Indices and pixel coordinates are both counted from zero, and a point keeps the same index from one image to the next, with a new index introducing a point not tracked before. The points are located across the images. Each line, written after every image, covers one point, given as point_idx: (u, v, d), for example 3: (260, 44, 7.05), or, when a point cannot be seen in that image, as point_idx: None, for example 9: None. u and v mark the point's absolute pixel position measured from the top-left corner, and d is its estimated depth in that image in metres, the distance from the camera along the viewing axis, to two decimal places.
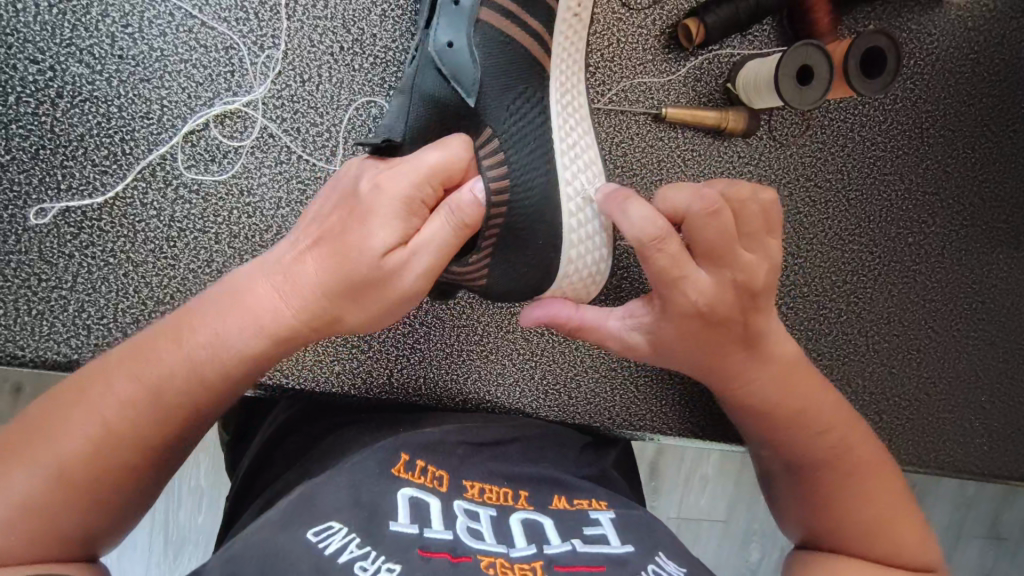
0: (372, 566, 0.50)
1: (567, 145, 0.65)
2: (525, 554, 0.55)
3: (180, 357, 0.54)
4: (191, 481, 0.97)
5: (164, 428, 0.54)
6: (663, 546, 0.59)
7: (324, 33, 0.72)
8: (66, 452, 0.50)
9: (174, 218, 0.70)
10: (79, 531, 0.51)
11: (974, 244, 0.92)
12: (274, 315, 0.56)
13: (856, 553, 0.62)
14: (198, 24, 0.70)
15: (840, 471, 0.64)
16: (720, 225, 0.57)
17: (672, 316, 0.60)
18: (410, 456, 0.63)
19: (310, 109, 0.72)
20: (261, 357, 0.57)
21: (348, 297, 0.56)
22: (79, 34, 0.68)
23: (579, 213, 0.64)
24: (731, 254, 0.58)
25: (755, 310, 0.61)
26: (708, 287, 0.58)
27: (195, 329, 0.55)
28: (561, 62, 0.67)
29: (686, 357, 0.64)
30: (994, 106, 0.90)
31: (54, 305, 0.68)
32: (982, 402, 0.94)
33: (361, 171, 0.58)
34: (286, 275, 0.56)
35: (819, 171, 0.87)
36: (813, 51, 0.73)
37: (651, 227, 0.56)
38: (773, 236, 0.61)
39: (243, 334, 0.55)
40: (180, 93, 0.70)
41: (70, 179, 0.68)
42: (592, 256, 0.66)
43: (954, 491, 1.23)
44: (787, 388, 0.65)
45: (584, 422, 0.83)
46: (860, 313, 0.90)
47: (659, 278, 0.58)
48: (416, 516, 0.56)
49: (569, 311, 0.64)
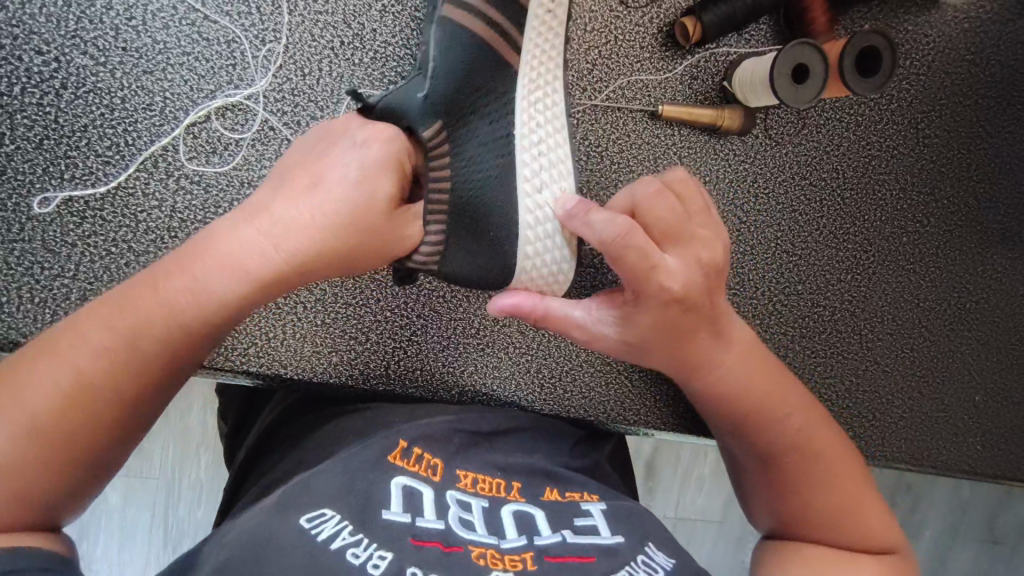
0: (364, 554, 0.51)
1: (530, 142, 0.63)
2: (515, 545, 0.56)
3: (158, 305, 0.54)
4: (191, 474, 0.99)
5: (142, 379, 0.54)
6: (653, 537, 0.60)
7: (325, 27, 0.72)
8: (39, 410, 0.50)
9: (175, 208, 0.71)
10: (51, 499, 0.51)
11: (969, 244, 0.92)
12: (254, 259, 0.56)
13: (833, 542, 0.63)
14: (200, 17, 0.70)
15: (809, 452, 0.66)
16: (669, 205, 0.58)
17: (649, 307, 0.60)
18: (407, 444, 0.64)
19: (310, 103, 0.73)
20: (238, 305, 0.57)
21: (330, 245, 0.58)
22: (84, 27, 0.69)
23: (536, 211, 0.62)
24: (688, 236, 0.59)
25: (716, 293, 0.62)
26: (678, 272, 0.58)
27: (171, 278, 0.55)
28: (533, 60, 0.64)
29: (660, 345, 0.64)
30: (991, 108, 0.91)
31: (57, 293, 0.69)
32: (975, 401, 0.95)
33: (343, 130, 0.62)
34: (265, 222, 0.57)
35: (815, 170, 0.88)
36: (807, 50, 0.74)
37: (616, 227, 0.55)
38: (715, 214, 0.62)
39: (222, 280, 0.56)
40: (183, 86, 0.71)
41: (73, 169, 0.69)
42: (552, 254, 0.64)
43: (948, 491, 1.24)
44: (749, 371, 0.67)
45: (578, 416, 0.84)
46: (855, 310, 0.91)
47: (634, 275, 0.57)
48: (409, 505, 0.57)
49: (534, 302, 0.63)
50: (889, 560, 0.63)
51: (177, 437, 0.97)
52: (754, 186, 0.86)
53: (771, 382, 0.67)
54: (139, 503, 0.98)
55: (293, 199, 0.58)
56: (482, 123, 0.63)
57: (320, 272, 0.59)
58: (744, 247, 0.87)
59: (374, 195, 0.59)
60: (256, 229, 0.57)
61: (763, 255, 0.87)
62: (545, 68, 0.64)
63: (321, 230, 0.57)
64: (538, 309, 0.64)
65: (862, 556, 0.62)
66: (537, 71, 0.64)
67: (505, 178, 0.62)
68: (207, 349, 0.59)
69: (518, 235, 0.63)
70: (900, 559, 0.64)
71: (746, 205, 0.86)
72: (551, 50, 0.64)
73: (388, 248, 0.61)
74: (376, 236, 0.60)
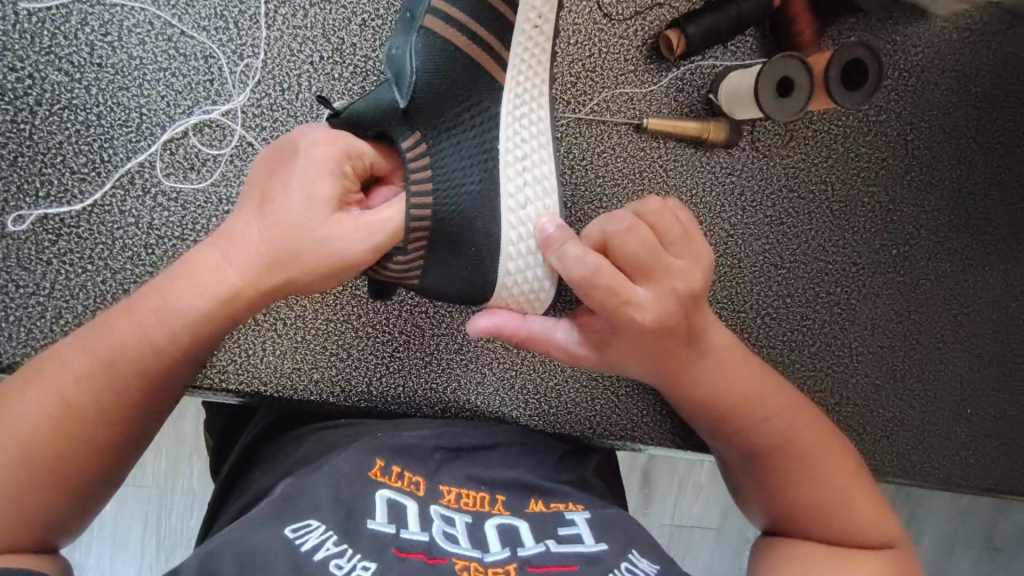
0: (347, 564, 0.52)
1: (515, 156, 0.62)
2: (499, 558, 0.58)
3: (128, 328, 0.56)
4: (184, 484, 0.97)
5: (114, 401, 0.55)
6: (637, 541, 0.61)
7: (305, 42, 0.72)
8: (19, 441, 0.53)
9: (152, 225, 0.70)
10: (37, 523, 0.54)
11: (960, 256, 0.92)
12: (218, 278, 0.57)
13: (818, 537, 0.66)
14: (177, 32, 0.70)
15: (794, 452, 0.67)
16: (642, 240, 0.58)
17: (620, 335, 0.61)
18: (386, 461, 0.65)
19: (289, 118, 0.72)
20: (207, 322, 0.57)
21: (288, 257, 0.57)
22: (58, 43, 0.68)
23: (519, 227, 0.62)
24: (660, 267, 0.58)
25: (695, 312, 0.63)
26: (650, 307, 0.58)
27: (143, 303, 0.57)
28: (518, 74, 0.63)
29: (640, 360, 0.64)
30: (979, 119, 0.90)
31: (32, 311, 0.68)
32: (967, 414, 0.94)
33: (298, 135, 0.61)
34: (229, 242, 0.58)
35: (803, 183, 0.87)
36: (794, 62, 0.73)
37: (581, 266, 0.57)
38: (694, 237, 0.62)
39: (187, 301, 0.56)
40: (159, 102, 0.70)
41: (48, 186, 0.69)
42: (532, 271, 0.63)
43: (947, 502, 1.22)
44: (731, 376, 0.68)
45: (565, 432, 0.83)
46: (845, 324, 0.90)
47: (608, 311, 0.57)
48: (393, 516, 0.59)
49: (515, 323, 0.63)
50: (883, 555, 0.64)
51: (171, 444, 0.96)
52: (742, 199, 0.85)
53: (755, 385, 0.68)
54: (132, 514, 0.96)
55: (249, 217, 0.58)
56: (466, 136, 0.61)
57: (289, 287, 0.59)
58: (731, 260, 0.86)
59: (321, 200, 0.57)
60: (216, 248, 0.58)
61: (751, 268, 0.87)
62: (530, 84, 0.63)
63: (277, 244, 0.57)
64: (520, 330, 0.63)
65: (851, 551, 0.64)
66: (521, 84, 0.63)
67: (486, 195, 0.61)
68: (184, 369, 0.59)
69: (500, 250, 0.62)
70: (891, 552, 0.65)
71: (734, 216, 0.85)
72: (537, 64, 0.63)
73: (352, 255, 0.58)
74: (332, 243, 0.57)
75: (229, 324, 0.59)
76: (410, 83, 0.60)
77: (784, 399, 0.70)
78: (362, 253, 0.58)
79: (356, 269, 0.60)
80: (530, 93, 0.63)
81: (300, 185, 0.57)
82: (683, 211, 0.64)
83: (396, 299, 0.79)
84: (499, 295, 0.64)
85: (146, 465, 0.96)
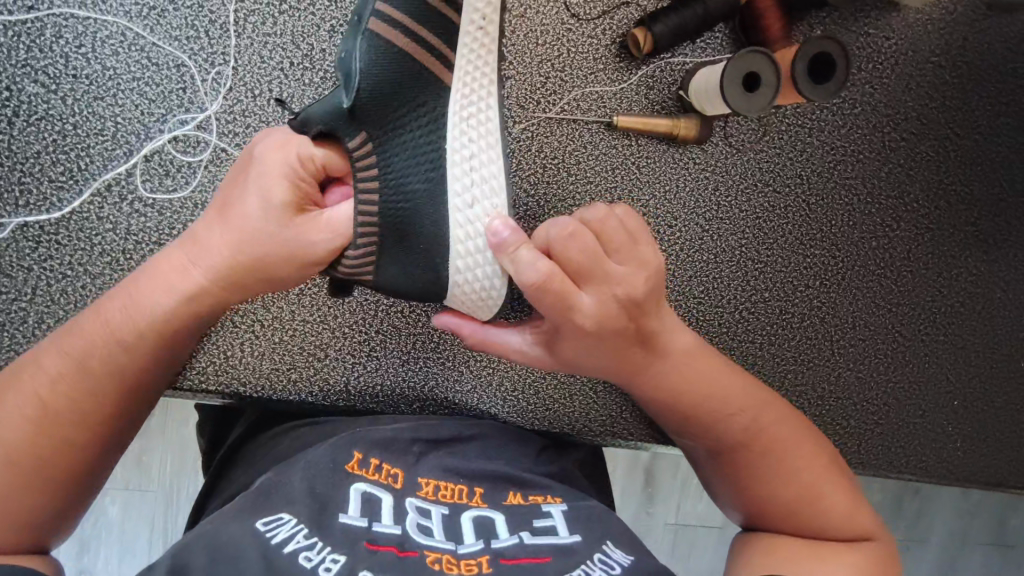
0: (316, 557, 0.53)
1: (461, 157, 0.61)
2: (472, 550, 0.59)
3: (100, 327, 0.60)
4: (188, 488, 0.97)
5: (94, 402, 0.59)
6: (611, 533, 0.62)
7: (274, 49, 0.73)
8: (7, 444, 0.56)
9: (129, 231, 0.72)
10: (30, 522, 0.56)
11: (942, 248, 0.91)
12: (186, 278, 0.62)
13: (795, 532, 0.67)
14: (148, 43, 0.72)
15: (756, 449, 0.68)
16: (580, 246, 0.60)
17: (572, 336, 0.63)
18: (364, 453, 0.66)
19: (261, 124, 0.73)
20: (177, 320, 0.62)
21: (249, 258, 0.62)
22: (34, 55, 0.71)
23: (467, 226, 0.61)
24: (604, 272, 0.61)
25: (647, 314, 0.64)
26: (594, 311, 0.61)
27: (114, 303, 0.61)
28: (464, 73, 0.61)
29: (598, 357, 0.66)
30: (958, 109, 0.89)
31: (15, 316, 0.70)
32: (954, 406, 0.93)
33: (258, 140, 0.65)
34: (193, 246, 0.63)
35: (778, 177, 0.87)
36: (760, 58, 0.73)
37: (533, 273, 0.58)
38: (641, 242, 0.62)
39: (158, 301, 0.61)
40: (134, 111, 0.72)
41: (27, 195, 0.71)
42: (483, 270, 0.62)
43: (957, 497, 1.19)
44: (690, 374, 0.68)
45: (543, 428, 0.84)
46: (825, 317, 0.90)
47: (553, 313, 0.61)
48: (366, 510, 0.60)
49: (471, 329, 0.69)
50: (859, 544, 0.66)
51: (175, 448, 0.96)
52: (716, 194, 0.86)
53: (717, 382, 0.69)
54: (140, 515, 0.97)
55: (212, 221, 0.63)
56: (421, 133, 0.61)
57: (253, 287, 0.64)
58: (708, 255, 0.86)
59: (277, 206, 0.61)
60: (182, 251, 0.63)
61: (727, 263, 0.87)
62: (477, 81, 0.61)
63: (236, 244, 0.62)
64: (475, 336, 0.69)
65: (827, 544, 0.65)
66: (468, 84, 0.61)
67: (434, 191, 0.61)
68: (162, 368, 0.63)
69: (450, 250, 0.62)
70: (865, 543, 0.66)
71: (709, 212, 0.86)
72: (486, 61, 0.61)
73: (309, 254, 0.63)
74: (291, 245, 0.62)
75: (198, 321, 0.64)
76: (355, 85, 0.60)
77: (746, 396, 0.70)
78: (318, 252, 0.63)
79: (316, 266, 0.64)
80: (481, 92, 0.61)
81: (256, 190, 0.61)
82: (633, 216, 0.64)
83: (363, 296, 0.80)
84: (455, 295, 0.65)
85: (151, 468, 0.96)
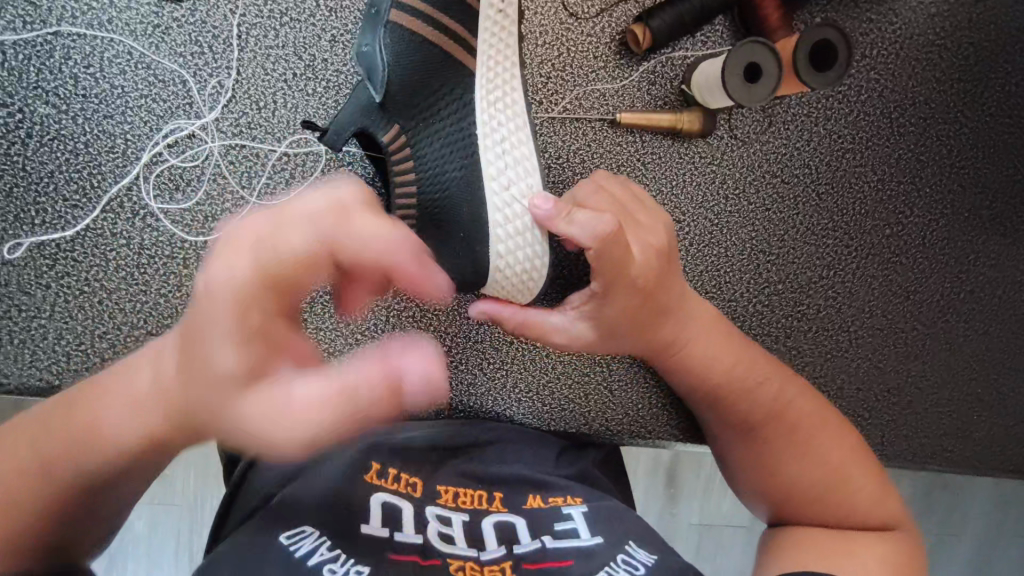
0: (341, 569, 0.54)
1: (493, 140, 0.65)
2: (494, 555, 0.60)
3: (59, 455, 0.49)
4: (214, 499, 0.97)
5: (51, 505, 0.49)
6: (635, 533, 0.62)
7: (277, 61, 0.75)
8: None
9: (143, 245, 0.73)
10: None
11: (957, 232, 0.90)
12: (134, 410, 0.47)
13: (823, 521, 0.67)
14: (153, 61, 0.74)
15: (784, 422, 0.69)
16: (608, 201, 0.65)
17: (612, 301, 0.65)
18: (382, 463, 0.65)
19: (267, 134, 0.75)
20: (134, 459, 0.49)
21: (207, 403, 0.43)
22: (45, 77, 0.72)
23: (506, 209, 0.65)
24: (635, 226, 0.66)
25: (672, 271, 0.68)
26: (640, 262, 0.64)
27: (80, 408, 0.50)
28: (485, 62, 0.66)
29: (627, 327, 0.67)
30: (967, 92, 0.88)
31: (34, 333, 0.72)
32: (978, 394, 0.92)
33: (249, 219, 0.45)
34: (159, 357, 0.48)
35: (786, 167, 0.87)
36: (759, 47, 0.73)
37: (600, 223, 0.61)
38: (648, 203, 0.69)
39: (120, 426, 0.48)
40: (143, 127, 0.74)
41: (43, 214, 0.73)
42: (524, 252, 0.66)
43: (987, 489, 1.16)
44: (712, 341, 0.71)
45: (561, 429, 0.84)
46: (840, 307, 0.89)
47: (611, 266, 0.62)
48: (387, 520, 0.60)
49: (511, 312, 0.68)
50: (886, 535, 0.66)
51: (202, 460, 0.97)
52: (724, 188, 0.85)
53: (739, 351, 0.71)
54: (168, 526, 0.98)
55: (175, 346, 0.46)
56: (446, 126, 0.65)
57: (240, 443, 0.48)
58: (718, 250, 0.86)
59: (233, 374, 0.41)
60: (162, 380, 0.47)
61: (739, 257, 0.86)
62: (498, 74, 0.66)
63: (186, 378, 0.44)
64: (515, 318, 0.68)
65: (857, 533, 0.65)
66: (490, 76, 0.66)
67: (469, 178, 0.65)
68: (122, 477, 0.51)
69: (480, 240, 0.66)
70: (894, 533, 0.66)
71: (717, 205, 0.85)
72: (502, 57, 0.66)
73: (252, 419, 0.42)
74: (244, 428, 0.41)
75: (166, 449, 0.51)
76: (381, 78, 0.64)
77: (770, 368, 0.72)
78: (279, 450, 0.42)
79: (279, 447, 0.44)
80: (502, 77, 0.67)
81: (226, 319, 0.41)
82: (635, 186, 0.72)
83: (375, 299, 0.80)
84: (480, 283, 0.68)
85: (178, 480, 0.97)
